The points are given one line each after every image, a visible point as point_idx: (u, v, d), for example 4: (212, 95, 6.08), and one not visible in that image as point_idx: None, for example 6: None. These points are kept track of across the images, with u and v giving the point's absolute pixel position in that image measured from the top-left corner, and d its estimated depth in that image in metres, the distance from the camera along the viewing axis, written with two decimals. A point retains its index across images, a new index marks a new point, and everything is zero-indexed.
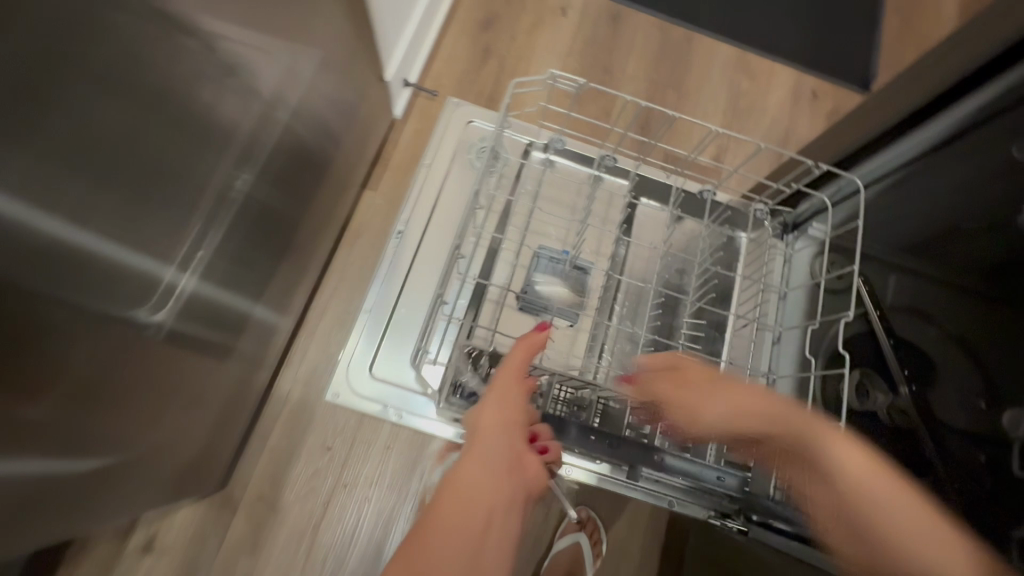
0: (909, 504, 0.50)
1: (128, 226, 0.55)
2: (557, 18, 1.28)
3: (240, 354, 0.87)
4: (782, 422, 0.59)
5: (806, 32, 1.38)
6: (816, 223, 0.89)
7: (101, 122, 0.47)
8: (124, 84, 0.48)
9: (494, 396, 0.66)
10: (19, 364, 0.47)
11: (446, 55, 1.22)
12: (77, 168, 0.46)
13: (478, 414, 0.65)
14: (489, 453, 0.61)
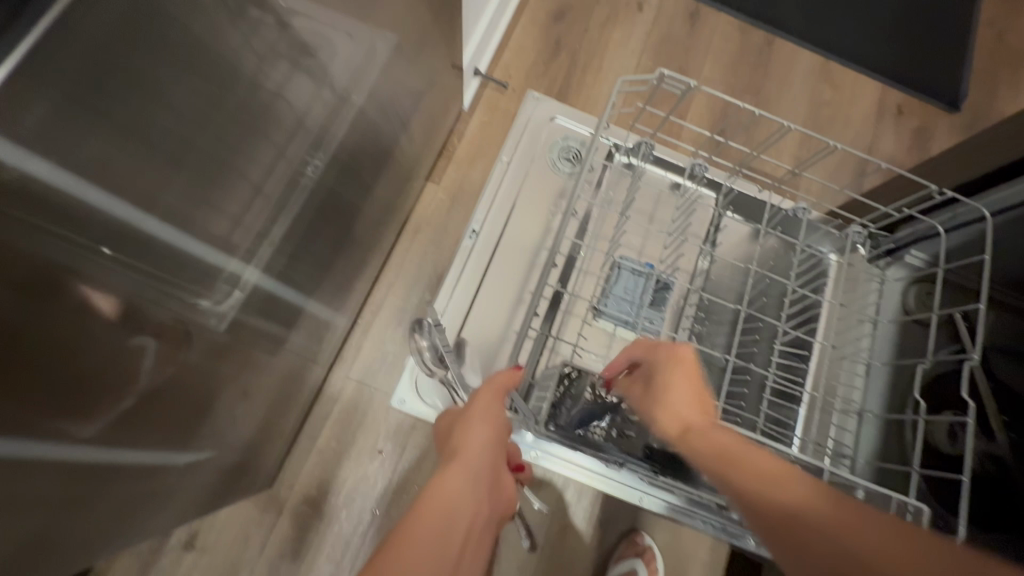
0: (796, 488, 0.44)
1: (200, 203, 0.49)
2: (633, 12, 1.22)
3: (295, 349, 0.83)
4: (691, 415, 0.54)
5: (895, 42, 1.30)
6: (917, 251, 0.81)
7: (181, 107, 0.41)
8: (205, 60, 0.42)
9: (481, 415, 0.58)
10: (86, 370, 0.42)
11: (517, 44, 1.16)
12: (157, 146, 0.41)
13: (462, 430, 0.58)
14: (470, 474, 0.55)
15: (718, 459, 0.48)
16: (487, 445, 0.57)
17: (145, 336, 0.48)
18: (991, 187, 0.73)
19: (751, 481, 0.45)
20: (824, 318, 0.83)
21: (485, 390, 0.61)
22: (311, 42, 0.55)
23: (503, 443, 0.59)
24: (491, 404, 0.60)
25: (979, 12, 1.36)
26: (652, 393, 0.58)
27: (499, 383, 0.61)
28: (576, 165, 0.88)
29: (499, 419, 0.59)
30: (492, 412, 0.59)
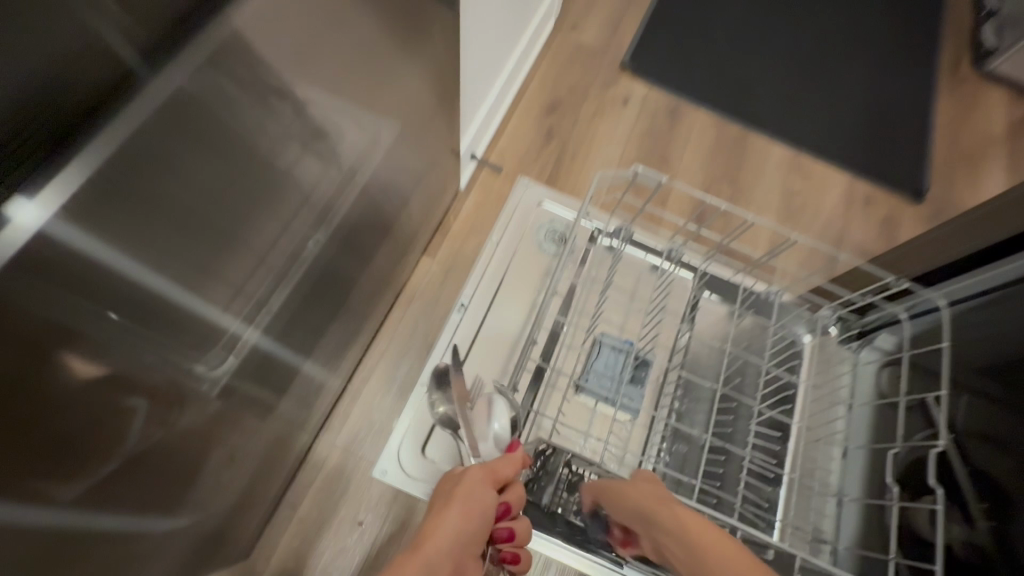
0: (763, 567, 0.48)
1: (203, 275, 0.53)
2: (619, 107, 1.34)
3: (283, 414, 0.84)
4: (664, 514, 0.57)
5: (862, 139, 1.41)
6: (885, 334, 0.85)
7: (202, 187, 0.46)
8: (233, 148, 0.48)
9: (465, 494, 0.58)
10: (74, 429, 0.43)
11: (513, 132, 1.27)
12: (172, 223, 0.45)
13: (440, 508, 0.57)
14: (436, 561, 0.52)
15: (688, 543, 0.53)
16: (460, 529, 0.55)
17: (138, 396, 0.50)
18: (961, 274, 0.78)
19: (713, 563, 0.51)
20: (800, 400, 0.85)
21: (475, 471, 0.61)
22: (324, 131, 0.62)
23: (479, 528, 0.57)
24: (473, 488, 0.59)
25: (936, 116, 1.49)
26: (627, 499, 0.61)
27: (497, 465, 0.63)
28: (561, 246, 0.94)
29: (479, 504, 0.58)
30: (474, 492, 0.58)
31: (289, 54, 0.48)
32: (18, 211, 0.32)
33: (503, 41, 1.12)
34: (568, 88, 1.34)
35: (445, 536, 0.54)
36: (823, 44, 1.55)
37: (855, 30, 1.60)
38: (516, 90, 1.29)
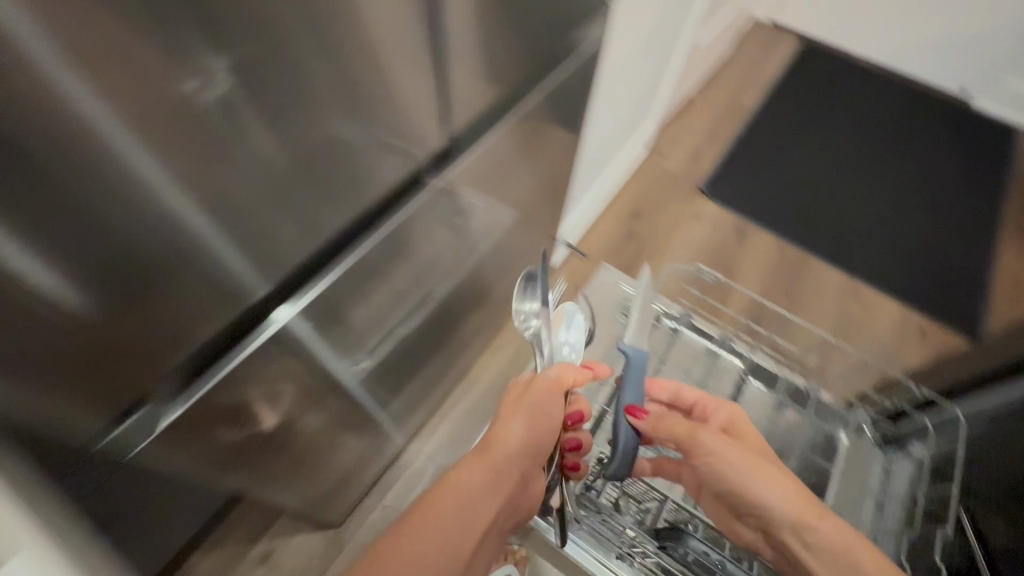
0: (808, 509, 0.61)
1: (369, 304, 0.73)
2: (693, 222, 1.59)
3: (392, 416, 1.06)
4: (746, 463, 0.64)
5: (920, 277, 1.54)
6: (917, 444, 0.95)
7: (397, 243, 0.68)
8: (431, 221, 0.74)
9: (530, 407, 0.66)
10: (249, 399, 0.60)
11: (602, 230, 1.54)
12: (355, 281, 0.64)
13: (505, 419, 0.66)
14: (501, 461, 0.63)
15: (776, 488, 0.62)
16: (522, 440, 0.65)
17: (333, 365, 0.74)
18: (974, 392, 0.88)
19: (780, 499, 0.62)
20: (830, 486, 0.96)
21: (546, 380, 0.68)
22: (477, 211, 0.89)
23: (542, 432, 0.66)
24: (540, 400, 0.66)
25: (998, 266, 1.60)
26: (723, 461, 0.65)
27: (567, 374, 0.69)
28: None
29: (547, 411, 0.66)
30: (541, 406, 0.66)
31: (482, 160, 0.75)
32: (280, 313, 0.56)
33: (605, 160, 1.42)
34: (652, 201, 1.61)
35: (508, 440, 0.64)
36: (887, 191, 1.74)
37: (921, 183, 1.78)
38: (609, 198, 1.57)
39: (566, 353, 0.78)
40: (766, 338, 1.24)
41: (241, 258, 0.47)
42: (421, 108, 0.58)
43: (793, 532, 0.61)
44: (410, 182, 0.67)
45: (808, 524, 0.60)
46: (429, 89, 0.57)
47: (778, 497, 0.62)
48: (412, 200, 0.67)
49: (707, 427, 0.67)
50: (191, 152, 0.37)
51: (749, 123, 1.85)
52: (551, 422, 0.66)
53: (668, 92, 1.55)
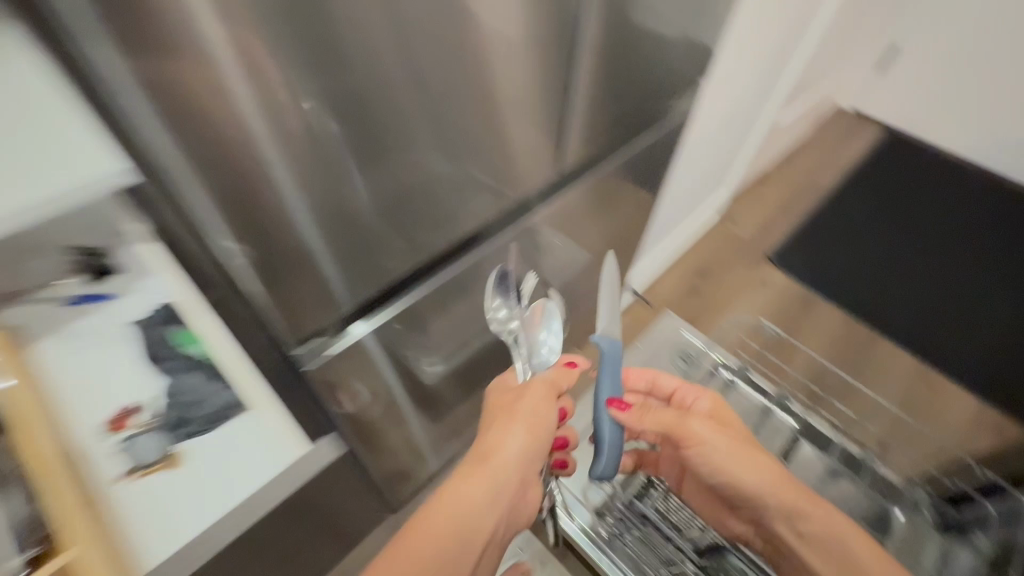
0: (805, 503, 0.63)
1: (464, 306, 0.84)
2: (758, 287, 1.63)
3: (456, 419, 1.16)
4: (739, 458, 0.66)
5: (995, 374, 1.50)
6: (983, 533, 0.92)
7: (496, 257, 0.80)
8: (527, 244, 0.85)
9: (523, 414, 0.63)
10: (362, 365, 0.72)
11: (667, 282, 1.62)
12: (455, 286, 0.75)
13: (500, 429, 0.62)
14: (501, 474, 0.60)
15: (772, 485, 0.64)
16: (517, 452, 0.61)
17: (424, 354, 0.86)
18: None
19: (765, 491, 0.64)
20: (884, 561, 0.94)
21: (540, 383, 0.66)
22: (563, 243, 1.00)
23: (543, 439, 0.63)
24: (530, 407, 0.64)
25: None
26: (709, 448, 0.66)
27: (558, 378, 0.68)
28: (688, 366, 1.20)
29: (543, 420, 0.64)
30: (534, 413, 0.63)
31: (577, 198, 0.87)
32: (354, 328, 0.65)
33: (676, 220, 1.50)
34: (720, 262, 1.67)
35: (508, 454, 0.61)
36: (966, 282, 1.71)
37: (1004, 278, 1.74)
38: (678, 254, 1.65)
39: (538, 359, 0.80)
40: (826, 404, 1.24)
41: (353, 242, 0.58)
42: (515, 129, 0.67)
43: (785, 520, 0.65)
44: (517, 207, 0.79)
45: (799, 512, 0.63)
46: (535, 129, 0.70)
47: (767, 488, 0.65)
48: (515, 222, 0.79)
49: (696, 414, 0.69)
50: (310, 133, 0.46)
51: (827, 203, 1.88)
52: (546, 426, 0.64)
53: (745, 162, 1.63)
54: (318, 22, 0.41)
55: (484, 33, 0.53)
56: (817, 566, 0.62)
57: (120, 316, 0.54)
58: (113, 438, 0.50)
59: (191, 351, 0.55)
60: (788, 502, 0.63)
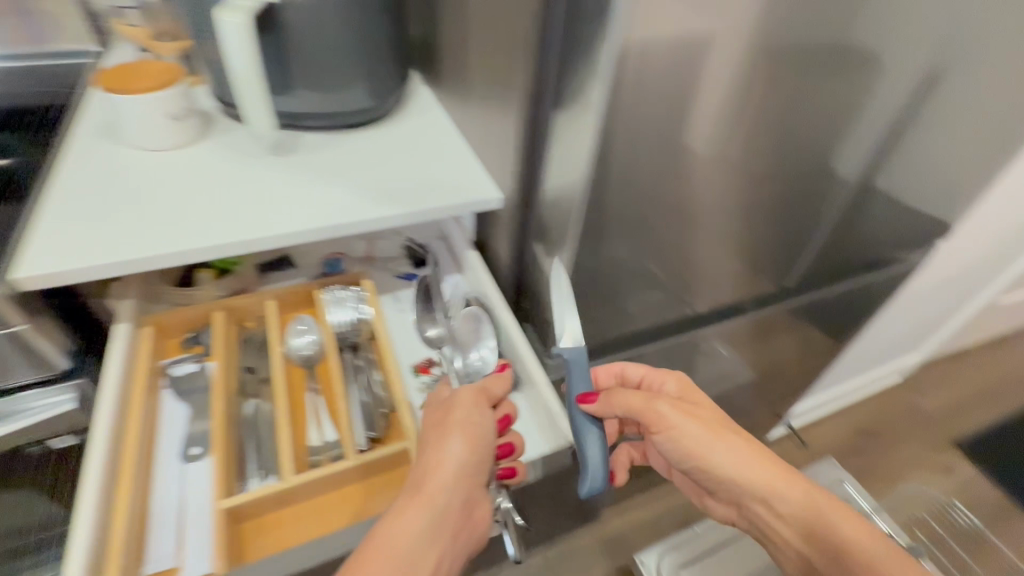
0: (786, 478, 0.51)
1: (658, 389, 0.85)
2: (938, 472, 1.44)
3: None
4: (715, 434, 0.52)
5: None
6: None
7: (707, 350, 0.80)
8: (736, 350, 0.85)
9: (460, 423, 0.48)
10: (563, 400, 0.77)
11: (828, 428, 1.50)
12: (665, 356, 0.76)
13: (433, 446, 0.47)
14: (441, 501, 0.44)
15: (741, 463, 0.52)
16: (462, 466, 0.47)
17: None
18: None
19: (734, 459, 0.52)
20: None
21: (466, 391, 0.51)
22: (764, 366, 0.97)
23: (485, 448, 0.48)
24: (464, 418, 0.49)
25: None
26: (674, 429, 0.52)
27: (488, 383, 0.53)
28: None
29: (481, 431, 0.48)
30: (472, 421, 0.49)
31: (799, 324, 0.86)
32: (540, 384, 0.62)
33: (854, 372, 1.43)
34: (895, 428, 1.51)
35: (444, 475, 0.45)
36: None
37: None
38: (847, 403, 1.53)
39: (476, 362, 0.60)
40: None
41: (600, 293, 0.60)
42: (712, 249, 0.61)
43: (760, 501, 0.52)
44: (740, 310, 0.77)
45: (781, 493, 0.51)
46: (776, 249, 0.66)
47: (746, 475, 0.52)
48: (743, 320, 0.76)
49: (665, 395, 0.53)
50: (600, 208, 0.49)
51: None
52: (490, 428, 0.49)
53: (949, 331, 1.50)
54: (608, 84, 0.40)
55: (715, 159, 0.50)
56: (795, 543, 0.51)
57: (438, 292, 0.68)
58: (419, 378, 0.59)
59: (486, 331, 0.62)
60: (762, 468, 0.52)
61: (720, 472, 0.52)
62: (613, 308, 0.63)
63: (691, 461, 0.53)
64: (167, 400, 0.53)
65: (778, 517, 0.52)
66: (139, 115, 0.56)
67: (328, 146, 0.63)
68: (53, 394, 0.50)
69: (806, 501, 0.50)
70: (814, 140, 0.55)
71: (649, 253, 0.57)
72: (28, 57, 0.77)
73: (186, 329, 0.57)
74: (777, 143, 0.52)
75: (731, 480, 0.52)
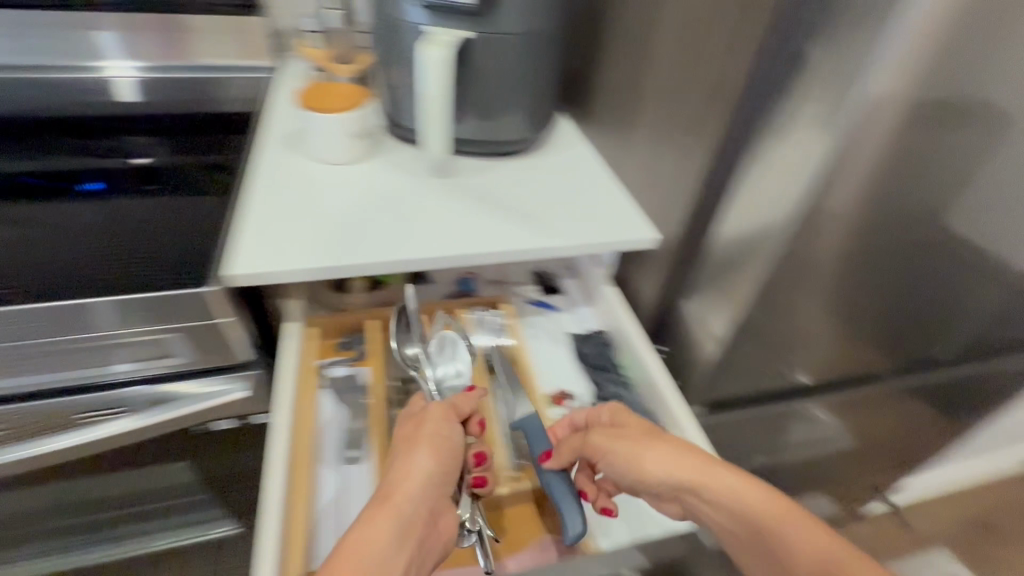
0: (760, 500, 0.44)
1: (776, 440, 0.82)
2: None
3: None
4: (655, 453, 0.47)
5: None
6: None
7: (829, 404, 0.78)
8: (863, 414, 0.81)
9: (428, 435, 0.47)
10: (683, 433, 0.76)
11: (933, 512, 1.36)
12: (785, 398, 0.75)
13: (400, 458, 0.45)
14: (408, 511, 0.42)
15: (696, 484, 0.45)
16: (431, 478, 0.45)
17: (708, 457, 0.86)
18: None
19: (688, 476, 0.46)
20: None
21: (437, 405, 0.49)
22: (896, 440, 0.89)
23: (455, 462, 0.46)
24: (429, 430, 0.47)
25: None
26: (613, 452, 0.48)
27: (456, 400, 0.51)
28: None
29: (452, 445, 0.47)
30: (442, 433, 0.47)
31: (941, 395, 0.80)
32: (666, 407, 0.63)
33: (971, 456, 1.29)
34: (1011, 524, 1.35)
35: (411, 487, 0.43)
36: None
37: None
38: (955, 487, 1.38)
39: (451, 380, 0.56)
40: None
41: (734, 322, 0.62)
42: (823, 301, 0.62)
43: (733, 529, 0.45)
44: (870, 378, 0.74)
45: (750, 516, 0.44)
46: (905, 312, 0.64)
47: (667, 469, 0.46)
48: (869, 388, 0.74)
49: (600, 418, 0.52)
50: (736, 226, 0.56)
51: None
52: (459, 446, 0.48)
53: None
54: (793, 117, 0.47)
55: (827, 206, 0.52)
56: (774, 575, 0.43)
57: (569, 322, 0.68)
58: (555, 408, 0.59)
59: (624, 369, 0.61)
60: (730, 495, 0.45)
61: (676, 497, 0.47)
62: (713, 366, 0.64)
63: (638, 486, 0.48)
64: (325, 400, 0.55)
65: (713, 512, 0.45)
66: (331, 128, 0.60)
67: (485, 170, 0.65)
68: (231, 379, 0.57)
69: (786, 529, 0.43)
70: (936, 203, 0.53)
71: (756, 310, 0.58)
72: (180, 70, 0.82)
73: (337, 334, 0.60)
74: (891, 196, 0.52)
75: (690, 504, 0.46)
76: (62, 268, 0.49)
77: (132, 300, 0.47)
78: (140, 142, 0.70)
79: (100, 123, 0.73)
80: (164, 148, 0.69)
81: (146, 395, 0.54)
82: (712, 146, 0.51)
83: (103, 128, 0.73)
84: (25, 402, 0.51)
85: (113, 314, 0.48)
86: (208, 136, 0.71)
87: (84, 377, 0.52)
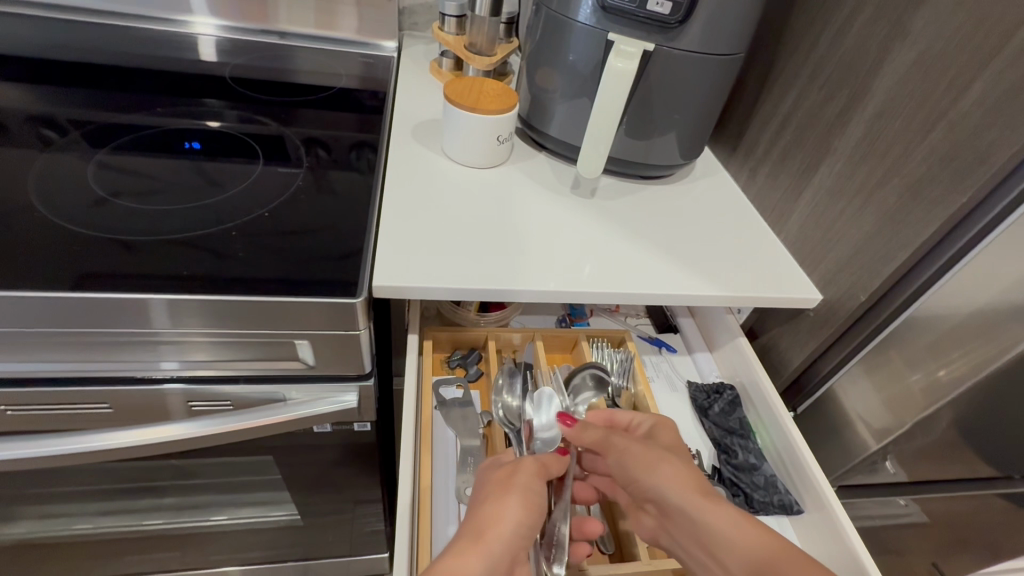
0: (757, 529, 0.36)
1: (902, 543, 0.71)
2: None
3: None
4: (649, 462, 0.41)
5: None
6: None
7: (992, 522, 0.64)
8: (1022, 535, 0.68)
9: (517, 485, 0.39)
10: None
11: None
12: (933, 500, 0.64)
13: (490, 502, 0.38)
14: (500, 556, 0.34)
15: (686, 496, 0.39)
16: (524, 527, 0.36)
17: None
18: None
19: (679, 491, 0.39)
20: None
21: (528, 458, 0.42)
22: None
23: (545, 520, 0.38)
24: (518, 480, 0.39)
25: None
26: (618, 457, 0.43)
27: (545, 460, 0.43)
28: None
29: (539, 502, 0.39)
30: (532, 487, 0.39)
31: None
32: None
33: None
34: None
35: (506, 531, 0.36)
36: None
37: None
38: None
39: (548, 433, 0.52)
40: None
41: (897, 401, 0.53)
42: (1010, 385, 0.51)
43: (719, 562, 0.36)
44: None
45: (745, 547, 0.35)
46: None
47: (675, 487, 0.39)
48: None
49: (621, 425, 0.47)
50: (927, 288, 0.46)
51: None
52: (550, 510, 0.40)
53: None
54: None
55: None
56: None
57: (686, 370, 0.64)
58: None
59: (756, 436, 0.56)
60: (720, 518, 0.37)
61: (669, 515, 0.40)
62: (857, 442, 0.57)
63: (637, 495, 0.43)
64: (438, 422, 0.55)
65: (706, 536, 0.37)
66: (474, 129, 0.56)
67: (625, 195, 0.61)
68: (332, 389, 0.52)
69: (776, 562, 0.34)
70: None
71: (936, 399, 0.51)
72: (255, 34, 0.78)
73: (452, 348, 0.61)
74: None
75: (681, 524, 0.39)
76: (118, 247, 0.44)
77: (192, 303, 0.42)
78: (234, 108, 0.65)
79: (192, 80, 0.68)
80: (263, 118, 0.64)
81: (192, 391, 0.49)
82: (939, 205, 0.43)
83: (191, 85, 0.67)
84: (77, 383, 0.47)
85: (166, 315, 0.42)
86: (309, 111, 0.66)
87: (145, 365, 0.47)
